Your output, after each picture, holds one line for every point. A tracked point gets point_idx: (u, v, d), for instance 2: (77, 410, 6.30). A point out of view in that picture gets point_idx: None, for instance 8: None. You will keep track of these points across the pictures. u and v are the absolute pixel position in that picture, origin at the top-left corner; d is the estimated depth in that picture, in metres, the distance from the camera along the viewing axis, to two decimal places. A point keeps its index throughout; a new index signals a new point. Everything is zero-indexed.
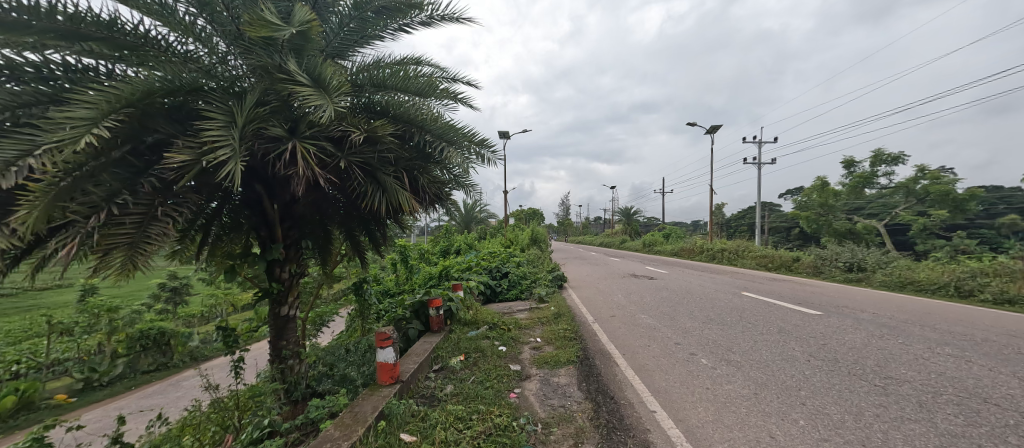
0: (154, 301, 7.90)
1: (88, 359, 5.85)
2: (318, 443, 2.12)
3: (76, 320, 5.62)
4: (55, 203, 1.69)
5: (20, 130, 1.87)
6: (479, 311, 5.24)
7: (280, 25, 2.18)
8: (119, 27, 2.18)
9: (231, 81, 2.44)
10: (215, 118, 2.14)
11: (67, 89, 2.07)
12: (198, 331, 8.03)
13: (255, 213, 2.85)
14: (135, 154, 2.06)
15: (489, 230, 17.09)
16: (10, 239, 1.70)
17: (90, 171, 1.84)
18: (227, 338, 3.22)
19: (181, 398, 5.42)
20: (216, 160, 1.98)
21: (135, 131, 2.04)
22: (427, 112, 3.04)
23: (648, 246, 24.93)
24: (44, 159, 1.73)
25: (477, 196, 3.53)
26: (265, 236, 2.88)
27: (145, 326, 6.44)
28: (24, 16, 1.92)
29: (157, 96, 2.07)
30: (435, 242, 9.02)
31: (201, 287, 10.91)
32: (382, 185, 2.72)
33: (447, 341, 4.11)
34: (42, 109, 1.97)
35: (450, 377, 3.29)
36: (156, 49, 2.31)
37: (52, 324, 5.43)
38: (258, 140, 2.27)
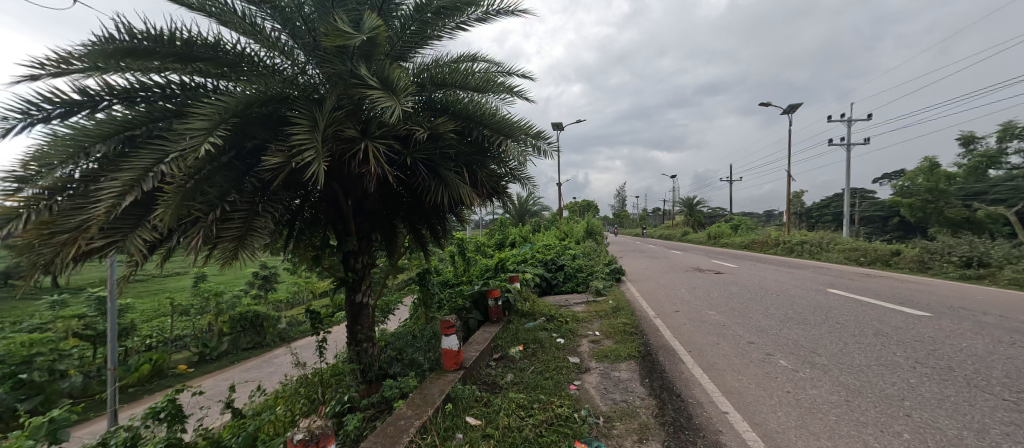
0: (250, 287, 9.00)
1: (201, 335, 6.86)
2: (393, 420, 2.29)
3: (191, 302, 6.70)
4: (184, 203, 2.01)
5: (154, 142, 2.22)
6: (536, 303, 5.27)
7: (352, 33, 2.32)
8: (221, 47, 2.49)
9: (310, 89, 2.67)
10: (300, 123, 2.37)
11: (184, 105, 2.41)
12: (285, 314, 9.03)
13: (332, 209, 3.12)
14: (239, 158, 2.36)
15: (544, 223, 17.05)
16: (152, 233, 2.04)
17: (206, 175, 2.14)
18: (313, 320, 3.58)
19: (273, 372, 6.16)
20: (303, 161, 2.20)
21: (238, 138, 2.32)
22: (484, 107, 3.11)
23: (713, 238, 23.32)
24: (173, 165, 2.04)
25: (534, 188, 3.55)
26: (341, 229, 3.15)
27: (243, 309, 7.36)
28: (150, 44, 2.28)
29: (254, 107, 2.33)
30: (491, 235, 9.22)
31: (287, 277, 12.22)
32: (444, 180, 2.85)
33: (506, 332, 4.20)
34: (167, 123, 2.33)
35: (509, 366, 3.38)
36: (251, 65, 2.61)
37: (175, 306, 6.52)
38: (337, 142, 2.47)
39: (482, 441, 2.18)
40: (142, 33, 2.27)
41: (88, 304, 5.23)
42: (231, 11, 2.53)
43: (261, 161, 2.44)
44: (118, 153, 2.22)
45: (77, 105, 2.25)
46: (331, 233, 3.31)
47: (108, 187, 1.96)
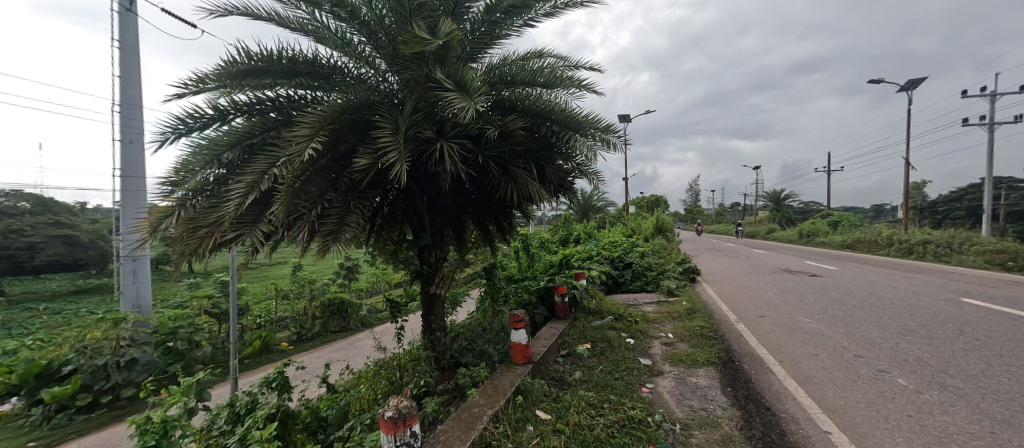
0: (336, 276, 9.98)
1: (299, 318, 7.79)
2: (467, 407, 2.41)
3: (290, 287, 7.79)
4: (293, 201, 2.28)
5: (268, 149, 2.56)
6: (604, 301, 5.14)
7: (429, 39, 2.43)
8: (318, 62, 2.78)
9: (390, 95, 2.86)
10: (384, 126, 2.55)
11: (289, 116, 2.73)
12: (366, 302, 9.87)
13: (409, 206, 3.34)
14: (334, 161, 2.62)
15: (609, 219, 16.53)
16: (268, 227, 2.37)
17: (309, 177, 2.41)
18: (392, 308, 3.86)
19: (357, 354, 6.79)
20: (387, 162, 2.37)
21: (333, 143, 2.57)
22: (553, 103, 3.09)
23: (805, 236, 20.77)
24: (283, 168, 2.33)
25: (602, 184, 3.47)
26: (417, 225, 3.36)
27: (332, 295, 8.21)
28: (264, 64, 2.63)
29: (345, 114, 2.56)
30: (555, 231, 9.17)
31: (367, 268, 13.35)
32: (513, 177, 2.89)
33: (572, 329, 4.16)
34: (276, 132, 2.67)
35: (577, 363, 3.35)
36: (343, 77, 2.87)
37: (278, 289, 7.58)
38: (416, 143, 2.62)
39: (553, 435, 2.20)
40: (259, 55, 2.63)
41: (215, 287, 6.23)
42: (327, 29, 2.80)
43: (352, 163, 2.69)
44: (240, 160, 2.59)
45: (211, 120, 2.67)
46: (407, 228, 3.54)
47: (236, 188, 2.29)
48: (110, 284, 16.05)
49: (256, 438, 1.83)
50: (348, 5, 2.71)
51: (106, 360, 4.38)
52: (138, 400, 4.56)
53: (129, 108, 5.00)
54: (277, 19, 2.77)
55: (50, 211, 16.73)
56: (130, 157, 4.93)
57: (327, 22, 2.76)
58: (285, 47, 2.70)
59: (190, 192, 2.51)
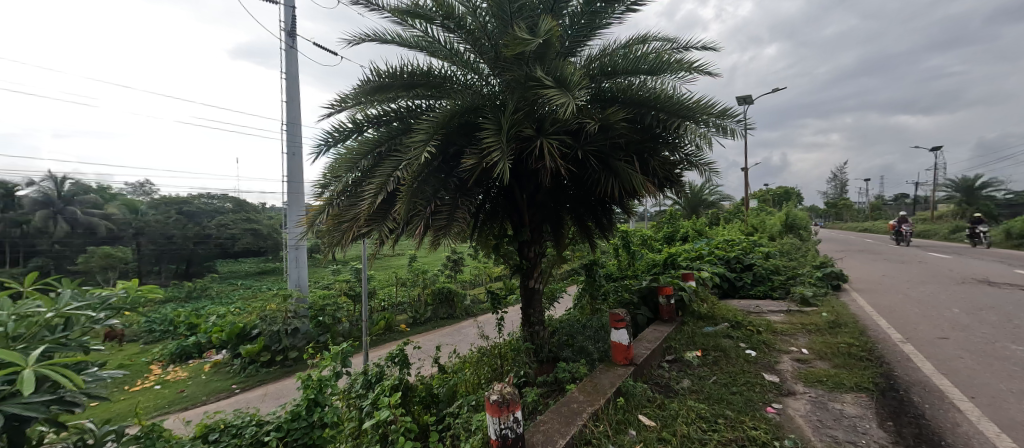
0: (445, 268, 10.87)
1: (414, 304, 8.71)
2: (566, 402, 2.43)
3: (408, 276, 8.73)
4: (412, 200, 2.56)
5: (392, 155, 2.90)
6: (717, 306, 4.64)
7: (530, 39, 2.48)
8: (431, 73, 3.06)
9: (493, 98, 3.00)
10: (489, 127, 2.67)
11: (408, 124, 3.07)
12: (470, 292, 10.57)
13: (510, 203, 3.47)
14: (445, 162, 2.85)
15: (724, 215, 14.79)
16: (393, 222, 2.73)
17: (424, 178, 2.67)
18: (493, 299, 4.05)
19: (463, 340, 7.32)
20: (491, 161, 2.48)
21: (444, 146, 2.80)
22: (659, 91, 2.89)
23: (1014, 237, 15.69)
24: (403, 170, 2.63)
25: (716, 175, 3.14)
26: (517, 221, 3.49)
27: (441, 285, 8.99)
28: (389, 80, 3.00)
29: (454, 119, 2.75)
30: (660, 228, 8.57)
31: (471, 261, 14.26)
32: (614, 171, 2.79)
33: (680, 333, 3.86)
34: (398, 139, 3.02)
35: (686, 371, 3.10)
36: (452, 84, 3.10)
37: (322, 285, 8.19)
38: (518, 141, 2.70)
39: (658, 444, 2.08)
40: (385, 73, 3.00)
41: (351, 273, 7.35)
42: (438, 42, 3.05)
43: (460, 164, 2.89)
44: (371, 165, 3.00)
45: (350, 133, 3.15)
46: (507, 224, 3.69)
47: (368, 189, 2.66)
48: (279, 268, 20.14)
49: (385, 404, 2.11)
50: (456, 17, 2.90)
51: (278, 327, 5.57)
52: (299, 361, 5.66)
53: (291, 126, 6.19)
54: (398, 40, 3.11)
55: (242, 210, 21.67)
56: (292, 166, 6.10)
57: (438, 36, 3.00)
58: (405, 63, 3.02)
59: (335, 193, 3.00)
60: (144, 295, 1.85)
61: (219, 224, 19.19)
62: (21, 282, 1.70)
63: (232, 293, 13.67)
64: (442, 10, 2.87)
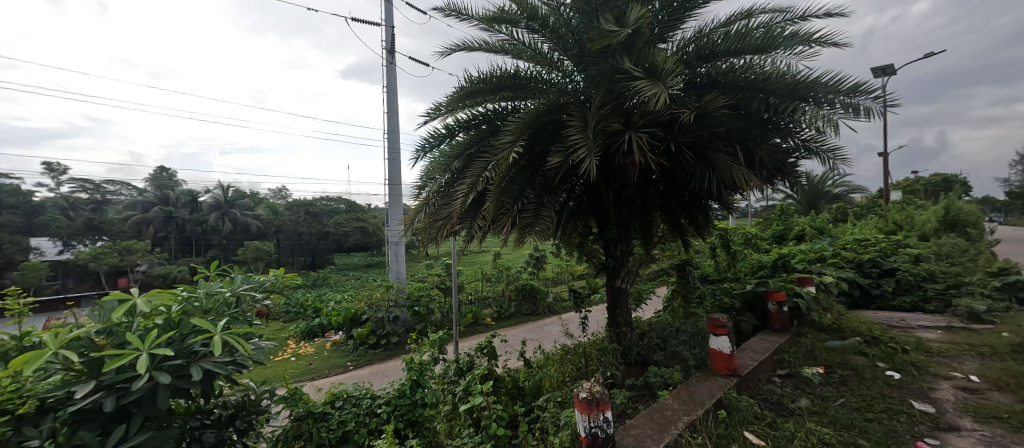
0: (528, 265, 11.03)
1: (499, 299, 9.01)
2: (659, 408, 2.31)
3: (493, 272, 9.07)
4: (500, 198, 2.65)
5: (481, 156, 3.04)
6: (844, 317, 3.97)
7: (618, 30, 2.39)
8: (516, 74, 3.13)
9: (578, 94, 2.97)
10: (575, 124, 2.62)
11: (495, 126, 3.19)
12: (554, 290, 10.57)
13: (595, 200, 3.41)
14: (531, 161, 2.89)
15: (854, 210, 12.51)
16: (483, 220, 2.89)
17: (511, 177, 2.74)
18: (577, 298, 3.99)
19: (547, 336, 7.38)
20: (577, 158, 2.44)
21: (529, 145, 2.84)
22: (768, 71, 2.58)
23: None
24: (492, 171, 2.72)
25: (844, 163, 2.70)
26: (603, 218, 3.41)
27: (525, 281, 9.16)
28: (478, 85, 3.14)
29: (540, 118, 2.77)
30: (767, 225, 7.60)
31: (554, 259, 14.26)
32: (713, 163, 2.56)
33: (795, 346, 3.40)
34: (486, 141, 3.16)
35: (803, 389, 2.72)
36: (537, 84, 3.13)
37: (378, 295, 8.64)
38: (605, 137, 2.62)
39: None
40: (474, 78, 3.15)
41: (443, 268, 7.88)
42: (523, 44, 3.11)
43: (546, 162, 2.92)
44: (463, 166, 3.19)
45: (443, 137, 3.39)
46: (592, 222, 3.62)
47: (460, 189, 2.83)
48: (382, 261, 22.44)
49: (479, 391, 2.20)
50: (541, 18, 2.92)
51: (383, 314, 6.24)
52: (400, 346, 6.26)
53: (392, 134, 6.87)
54: (485, 46, 3.24)
55: (353, 210, 24.63)
56: (392, 170, 6.76)
57: (523, 38, 3.06)
58: (493, 67, 3.14)
59: (431, 193, 3.26)
60: (288, 281, 2.20)
61: (335, 222, 22.07)
62: (208, 267, 2.17)
63: (345, 283, 15.67)
64: (527, 12, 2.92)
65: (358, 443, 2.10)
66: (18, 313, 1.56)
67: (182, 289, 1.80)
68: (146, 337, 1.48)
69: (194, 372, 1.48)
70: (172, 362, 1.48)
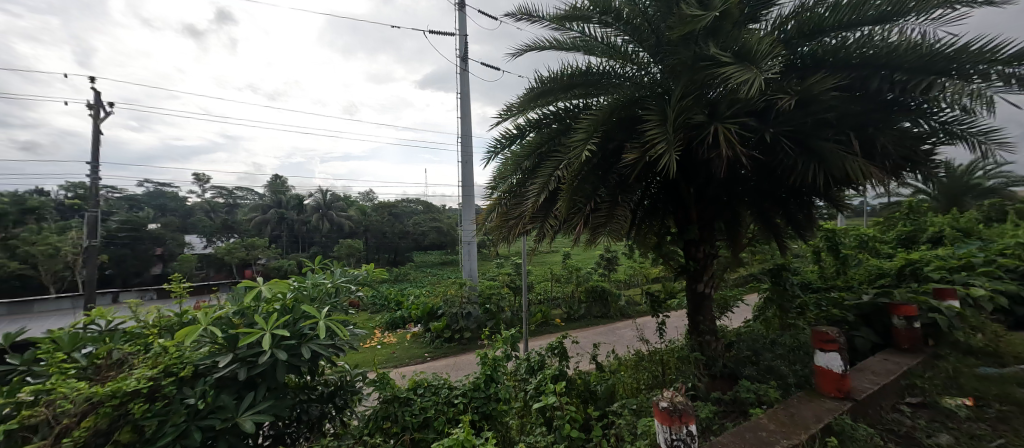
0: (599, 266, 10.72)
1: (569, 300, 8.89)
2: (750, 428, 2.09)
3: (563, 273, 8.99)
4: (572, 197, 2.61)
5: (552, 155, 3.02)
6: (1002, 338, 3.22)
7: (702, 14, 2.21)
8: (589, 71, 3.05)
9: (656, 86, 2.80)
10: (652, 118, 2.47)
11: (567, 125, 3.14)
12: (627, 293, 10.13)
13: (674, 199, 3.20)
14: (605, 159, 2.79)
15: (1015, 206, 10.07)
16: (555, 219, 2.87)
17: (583, 175, 2.68)
18: (654, 302, 3.75)
19: (619, 341, 7.11)
20: (656, 154, 2.29)
21: (603, 143, 2.74)
22: (893, 44, 2.21)
23: None
24: (564, 170, 2.68)
25: (1002, 147, 2.21)
26: (683, 218, 3.18)
27: (595, 283, 8.92)
28: (549, 84, 3.12)
29: (614, 114, 2.66)
30: (889, 226, 6.47)
31: (627, 261, 13.69)
32: (819, 155, 2.25)
33: (930, 369, 2.84)
34: (557, 140, 3.12)
35: (942, 422, 2.26)
36: (611, 79, 3.01)
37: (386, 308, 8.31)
38: (687, 130, 2.44)
39: None
40: (546, 78, 3.12)
41: (513, 267, 8.00)
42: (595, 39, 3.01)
43: (621, 160, 2.80)
44: (534, 166, 3.19)
45: (514, 138, 3.43)
46: (671, 221, 3.40)
47: (532, 189, 2.84)
48: (455, 260, 23.47)
49: (552, 390, 2.17)
50: (614, 10, 2.80)
51: (456, 310, 6.54)
52: (472, 341, 6.50)
53: (464, 139, 7.16)
54: (555, 44, 3.21)
55: (429, 211, 26.13)
56: (466, 172, 7.05)
57: (596, 33, 2.96)
58: (564, 65, 3.09)
59: (503, 193, 3.32)
60: (377, 275, 2.39)
61: (414, 223, 23.61)
62: (312, 261, 2.45)
63: (422, 279, 16.71)
64: (599, 6, 2.83)
65: (438, 429, 2.21)
66: (180, 294, 1.93)
67: (293, 280, 2.06)
68: (268, 319, 1.73)
69: (304, 353, 1.70)
70: (287, 342, 1.71)
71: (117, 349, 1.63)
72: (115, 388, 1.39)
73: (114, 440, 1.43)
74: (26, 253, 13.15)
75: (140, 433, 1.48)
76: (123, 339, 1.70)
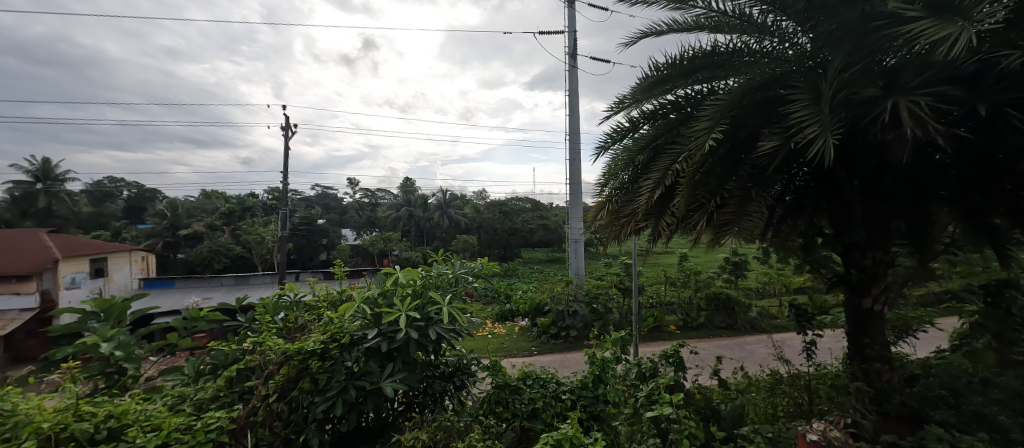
0: (723, 271, 9.57)
1: (686, 306, 8.13)
2: None
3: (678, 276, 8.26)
4: (693, 193, 2.36)
5: (671, 148, 2.77)
6: None
7: None
8: (716, 51, 2.71)
9: (805, 59, 2.35)
10: (800, 98, 2.07)
11: (688, 113, 2.85)
12: (758, 303, 8.83)
13: (828, 193, 2.66)
14: (735, 149, 2.47)
15: None
16: (673, 216, 2.65)
17: (708, 168, 2.39)
18: (798, 316, 3.16)
19: (748, 357, 6.25)
20: (805, 139, 1.92)
21: (733, 130, 2.42)
22: None
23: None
24: (684, 164, 2.45)
25: None
26: (842, 216, 2.63)
27: (718, 289, 7.97)
28: (667, 70, 2.86)
29: (747, 97, 2.32)
30: None
31: (758, 267, 11.91)
32: None
33: None
34: (676, 131, 2.85)
35: None
36: (744, 57, 2.63)
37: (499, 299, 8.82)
38: (850, 109, 2.01)
39: None
40: (663, 65, 2.88)
41: (622, 267, 7.66)
42: (724, 13, 2.63)
43: (756, 148, 2.43)
44: (649, 160, 2.98)
45: (627, 131, 3.26)
46: (823, 220, 2.83)
47: (646, 184, 2.66)
48: (562, 257, 23.58)
49: (667, 400, 2.01)
50: None
51: (563, 307, 6.58)
52: (578, 339, 6.46)
53: (572, 136, 7.11)
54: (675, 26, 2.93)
55: (538, 208, 26.73)
56: (574, 170, 6.99)
57: (724, 5, 2.61)
58: (685, 48, 2.80)
59: (614, 190, 3.19)
60: (490, 268, 2.53)
61: (523, 220, 24.49)
62: (436, 253, 2.71)
63: (530, 275, 17.22)
64: None
65: (546, 421, 2.24)
66: (341, 276, 2.34)
67: (422, 269, 2.33)
68: (403, 302, 1.99)
69: (430, 334, 1.90)
70: (418, 323, 1.93)
71: (301, 317, 2.07)
72: (300, 346, 1.76)
73: (300, 386, 1.80)
74: (244, 240, 17.62)
75: (315, 385, 1.84)
76: (304, 309, 2.15)
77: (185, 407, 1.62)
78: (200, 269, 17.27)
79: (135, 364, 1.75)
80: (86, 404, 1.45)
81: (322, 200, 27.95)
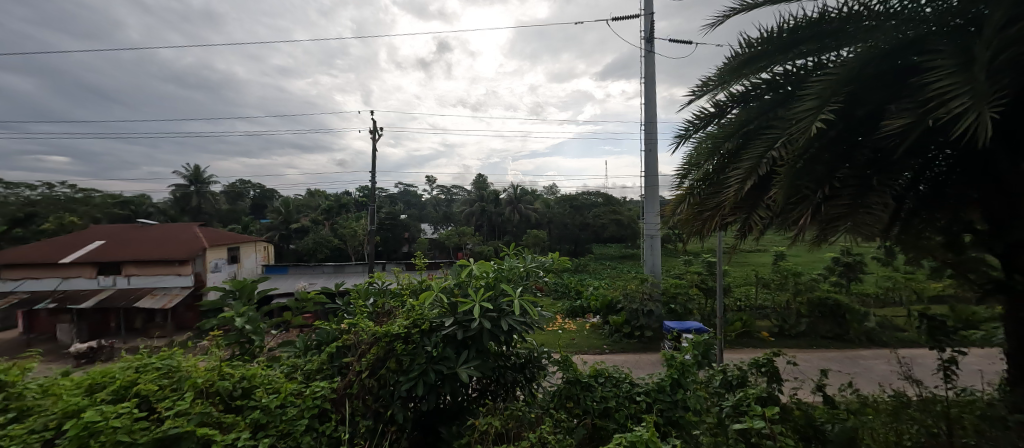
0: (829, 273, 8.36)
1: (782, 311, 7.27)
2: None
3: (773, 277, 7.40)
4: (794, 182, 2.09)
5: (765, 133, 2.46)
6: None
7: None
8: (826, 18, 2.34)
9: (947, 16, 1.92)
10: (942, 65, 1.70)
11: (789, 92, 2.51)
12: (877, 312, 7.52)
13: (980, 179, 2.16)
14: (850, 130, 2.11)
15: None
16: (769, 208, 2.37)
17: (814, 154, 2.09)
18: (934, 329, 2.61)
19: (859, 373, 5.41)
20: (949, 113, 1.57)
21: (847, 109, 2.08)
22: None
23: None
24: (782, 150, 2.17)
25: None
26: (1001, 208, 2.12)
27: (823, 294, 6.97)
28: (761, 46, 2.55)
29: (867, 69, 1.97)
30: None
31: (878, 270, 10.14)
32: None
33: None
34: (772, 114, 2.54)
35: None
36: (862, 22, 2.23)
37: (571, 295, 8.79)
38: (1017, 73, 1.60)
39: None
40: (758, 40, 2.58)
41: (704, 266, 7.11)
42: None
43: (879, 129, 2.06)
44: (738, 147, 2.69)
45: (711, 118, 3.00)
46: (974, 214, 2.31)
47: (735, 174, 2.41)
48: (637, 254, 22.57)
49: (758, 412, 1.79)
50: None
51: (637, 305, 6.32)
52: (653, 339, 6.18)
53: (650, 126, 6.71)
54: None
55: (611, 203, 25.85)
56: (650, 163, 6.62)
57: None
58: (785, 19, 2.47)
59: (695, 182, 2.96)
60: (563, 263, 2.50)
61: (595, 215, 23.95)
62: (507, 247, 2.75)
63: (602, 271, 16.82)
64: None
65: (619, 422, 2.15)
66: (421, 267, 2.50)
67: (496, 262, 2.37)
68: (478, 293, 2.06)
69: (503, 325, 1.95)
70: (492, 314, 1.99)
71: (388, 303, 2.25)
72: (388, 330, 1.93)
73: (386, 367, 1.96)
74: (340, 233, 19.80)
75: (400, 366, 2.00)
76: (390, 295, 2.33)
77: (298, 376, 1.87)
78: (306, 258, 19.82)
79: (260, 336, 2.05)
80: (227, 367, 1.74)
81: (404, 197, 30.22)
